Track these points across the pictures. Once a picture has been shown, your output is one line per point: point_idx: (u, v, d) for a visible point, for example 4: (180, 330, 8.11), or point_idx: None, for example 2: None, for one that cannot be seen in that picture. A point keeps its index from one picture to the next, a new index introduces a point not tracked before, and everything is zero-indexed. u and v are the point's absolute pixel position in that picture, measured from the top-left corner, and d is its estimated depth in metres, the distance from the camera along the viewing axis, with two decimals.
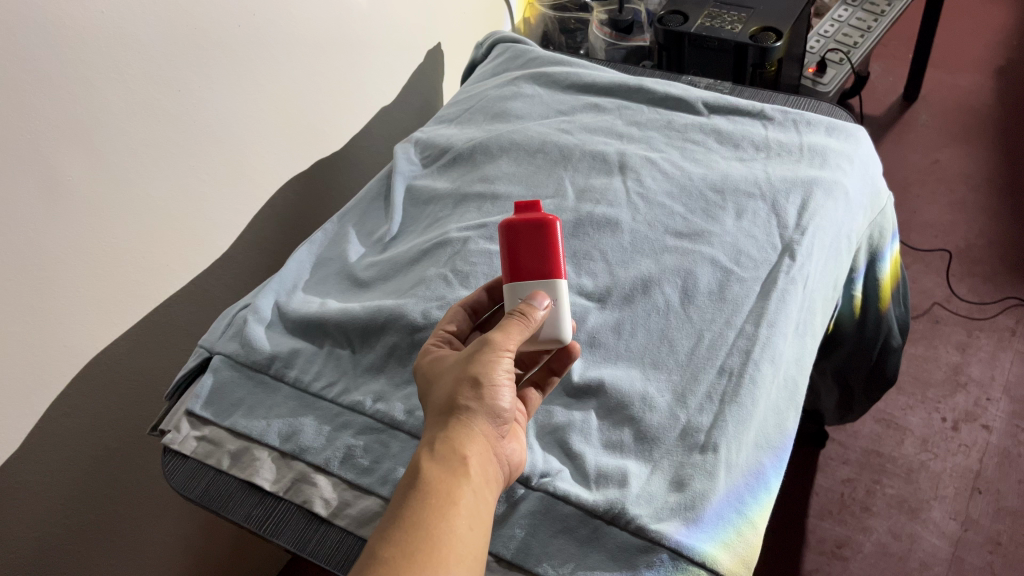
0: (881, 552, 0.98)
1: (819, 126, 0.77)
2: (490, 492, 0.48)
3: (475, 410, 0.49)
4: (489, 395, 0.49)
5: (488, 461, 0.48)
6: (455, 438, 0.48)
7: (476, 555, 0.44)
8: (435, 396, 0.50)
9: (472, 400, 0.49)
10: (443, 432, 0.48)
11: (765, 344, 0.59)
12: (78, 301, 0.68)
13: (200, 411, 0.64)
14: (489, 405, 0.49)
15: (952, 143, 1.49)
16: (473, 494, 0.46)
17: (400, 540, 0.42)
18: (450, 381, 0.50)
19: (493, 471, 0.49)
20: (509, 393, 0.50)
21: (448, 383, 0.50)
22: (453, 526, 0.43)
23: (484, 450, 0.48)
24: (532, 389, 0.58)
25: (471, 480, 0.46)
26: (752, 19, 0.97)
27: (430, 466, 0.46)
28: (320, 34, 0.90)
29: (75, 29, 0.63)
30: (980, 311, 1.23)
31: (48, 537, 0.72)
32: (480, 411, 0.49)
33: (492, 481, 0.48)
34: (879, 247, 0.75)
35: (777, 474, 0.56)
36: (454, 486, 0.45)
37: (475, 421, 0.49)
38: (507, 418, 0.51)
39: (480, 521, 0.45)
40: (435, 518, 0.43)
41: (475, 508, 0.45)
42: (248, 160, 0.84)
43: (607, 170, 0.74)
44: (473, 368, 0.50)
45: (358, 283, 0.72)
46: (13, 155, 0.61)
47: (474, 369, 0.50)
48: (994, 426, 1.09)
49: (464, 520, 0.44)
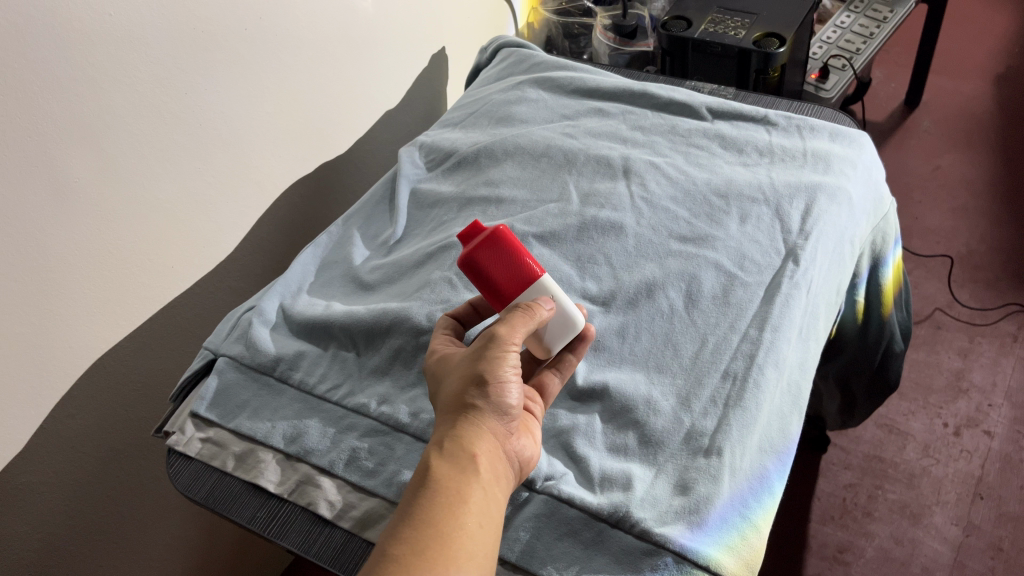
0: (883, 557, 0.99)
1: (823, 131, 0.77)
2: (500, 490, 0.48)
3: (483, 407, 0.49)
4: (497, 393, 0.50)
5: (498, 458, 0.49)
6: (464, 436, 0.48)
7: (486, 553, 0.44)
8: (444, 395, 0.51)
9: (480, 398, 0.49)
10: (452, 431, 0.49)
11: (769, 348, 0.59)
12: (84, 302, 0.69)
13: (205, 412, 0.64)
14: (498, 402, 0.50)
15: (954, 149, 1.49)
16: (483, 491, 0.46)
17: (411, 538, 0.43)
18: (459, 378, 0.51)
19: (503, 469, 0.49)
20: (517, 390, 0.50)
21: (456, 380, 0.51)
22: (463, 524, 0.44)
23: (494, 447, 0.49)
24: (549, 376, 0.59)
25: (480, 478, 0.46)
26: (755, 24, 0.97)
27: (440, 465, 0.47)
28: (325, 37, 0.90)
29: (83, 32, 0.63)
30: (982, 317, 1.23)
31: (53, 538, 0.72)
32: (489, 409, 0.49)
33: (502, 478, 0.49)
34: (882, 252, 0.75)
35: (781, 479, 0.56)
36: (463, 484, 0.46)
37: (484, 418, 0.49)
38: (515, 415, 0.51)
39: (490, 519, 0.46)
40: (445, 517, 0.44)
41: (484, 506, 0.46)
42: (254, 163, 0.84)
43: (611, 174, 0.74)
44: (480, 364, 0.50)
45: (363, 286, 0.72)
46: (20, 157, 0.61)
47: (481, 365, 0.50)
48: (996, 432, 1.09)
49: (474, 518, 0.45)
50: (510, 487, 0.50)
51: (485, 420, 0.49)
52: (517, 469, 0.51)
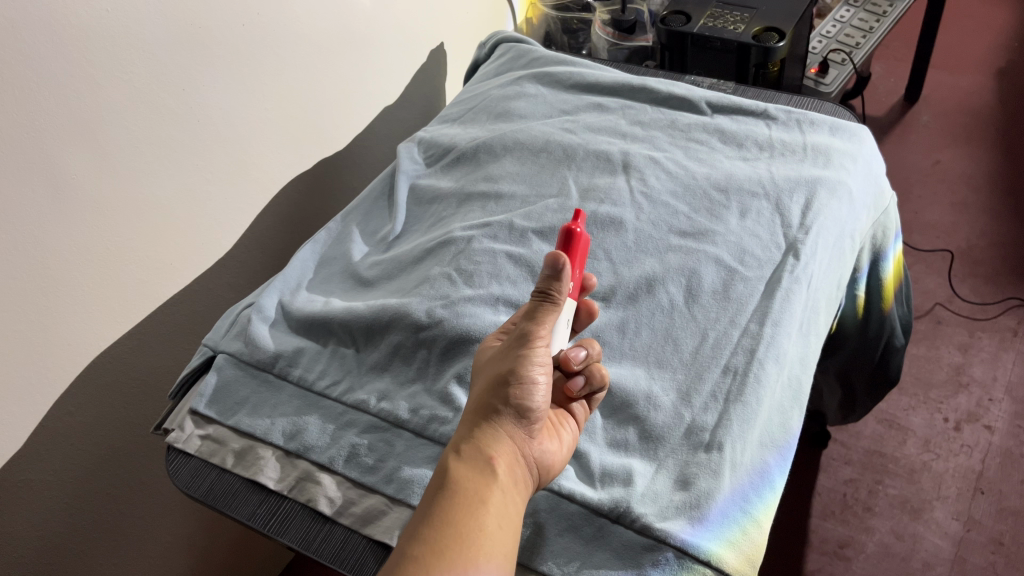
0: (884, 553, 0.98)
1: (823, 125, 0.77)
2: (520, 492, 0.48)
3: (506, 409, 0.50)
4: (522, 397, 0.50)
5: (520, 460, 0.49)
6: (485, 438, 0.49)
7: (505, 552, 0.44)
8: (472, 401, 0.52)
9: (503, 402, 0.50)
10: (476, 435, 0.50)
11: (770, 343, 0.59)
12: (83, 299, 0.68)
13: (205, 410, 0.64)
14: (522, 403, 0.50)
15: (954, 144, 1.49)
16: (502, 493, 0.46)
17: (428, 539, 0.43)
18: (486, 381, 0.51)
19: (524, 472, 0.49)
20: (543, 391, 0.50)
21: (482, 386, 0.51)
22: (482, 523, 0.44)
23: (516, 449, 0.49)
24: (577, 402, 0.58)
25: (499, 481, 0.47)
26: (755, 19, 0.97)
27: (459, 466, 0.47)
28: (324, 33, 0.90)
29: (80, 28, 0.63)
30: (982, 312, 1.23)
31: (52, 536, 0.72)
32: (512, 412, 0.50)
33: (523, 481, 0.49)
34: (883, 247, 0.75)
35: (782, 473, 0.56)
36: (482, 487, 0.46)
37: (507, 420, 0.50)
38: (541, 418, 0.51)
39: (509, 521, 0.46)
40: (462, 518, 0.44)
41: (506, 506, 0.46)
42: (252, 160, 0.84)
43: (611, 169, 0.74)
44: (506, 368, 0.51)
45: (362, 282, 0.72)
46: (18, 153, 0.61)
47: (507, 367, 0.51)
48: (997, 427, 1.09)
49: (492, 521, 0.45)
50: (533, 488, 0.50)
51: (509, 423, 0.50)
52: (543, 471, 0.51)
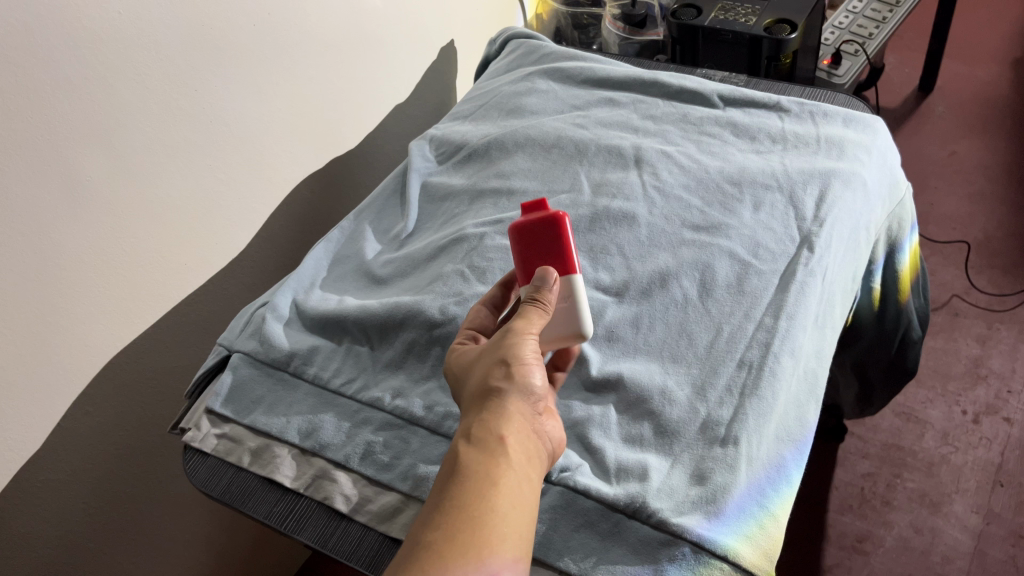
0: (903, 546, 0.98)
1: (837, 116, 0.76)
2: (533, 472, 0.48)
3: (507, 390, 0.50)
4: (521, 375, 0.50)
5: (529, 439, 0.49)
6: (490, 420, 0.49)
7: (521, 532, 0.44)
8: (471, 386, 0.52)
9: (504, 382, 0.50)
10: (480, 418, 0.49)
11: (785, 336, 0.59)
12: (98, 300, 0.69)
13: (221, 408, 0.64)
14: (522, 384, 0.50)
15: (969, 135, 1.47)
16: (513, 473, 0.46)
17: (442, 526, 0.43)
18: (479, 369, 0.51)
19: (533, 450, 0.49)
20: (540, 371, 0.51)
21: (481, 372, 0.51)
22: (496, 505, 0.44)
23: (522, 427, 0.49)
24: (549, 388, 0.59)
25: (510, 460, 0.46)
26: (766, 11, 0.96)
27: (468, 451, 0.47)
28: (334, 32, 0.90)
29: (93, 31, 0.63)
30: (1000, 303, 1.21)
31: (72, 535, 0.72)
32: (514, 391, 0.50)
33: (534, 460, 0.49)
34: (898, 238, 0.74)
35: (798, 468, 0.56)
36: (493, 467, 0.46)
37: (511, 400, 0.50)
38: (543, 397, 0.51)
39: (524, 501, 0.45)
40: (475, 501, 0.44)
41: (519, 485, 0.46)
42: (265, 160, 0.84)
43: (623, 164, 0.73)
44: (502, 352, 0.51)
45: (375, 280, 0.72)
46: (32, 156, 0.61)
47: (503, 353, 0.51)
48: (1016, 419, 1.07)
49: (507, 501, 0.44)
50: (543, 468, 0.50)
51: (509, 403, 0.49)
52: (548, 450, 0.51)
